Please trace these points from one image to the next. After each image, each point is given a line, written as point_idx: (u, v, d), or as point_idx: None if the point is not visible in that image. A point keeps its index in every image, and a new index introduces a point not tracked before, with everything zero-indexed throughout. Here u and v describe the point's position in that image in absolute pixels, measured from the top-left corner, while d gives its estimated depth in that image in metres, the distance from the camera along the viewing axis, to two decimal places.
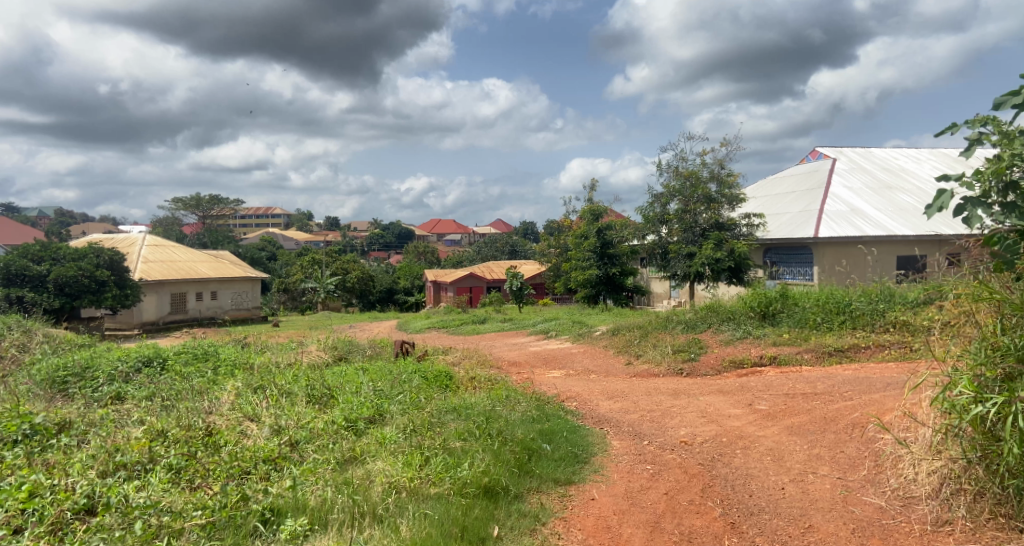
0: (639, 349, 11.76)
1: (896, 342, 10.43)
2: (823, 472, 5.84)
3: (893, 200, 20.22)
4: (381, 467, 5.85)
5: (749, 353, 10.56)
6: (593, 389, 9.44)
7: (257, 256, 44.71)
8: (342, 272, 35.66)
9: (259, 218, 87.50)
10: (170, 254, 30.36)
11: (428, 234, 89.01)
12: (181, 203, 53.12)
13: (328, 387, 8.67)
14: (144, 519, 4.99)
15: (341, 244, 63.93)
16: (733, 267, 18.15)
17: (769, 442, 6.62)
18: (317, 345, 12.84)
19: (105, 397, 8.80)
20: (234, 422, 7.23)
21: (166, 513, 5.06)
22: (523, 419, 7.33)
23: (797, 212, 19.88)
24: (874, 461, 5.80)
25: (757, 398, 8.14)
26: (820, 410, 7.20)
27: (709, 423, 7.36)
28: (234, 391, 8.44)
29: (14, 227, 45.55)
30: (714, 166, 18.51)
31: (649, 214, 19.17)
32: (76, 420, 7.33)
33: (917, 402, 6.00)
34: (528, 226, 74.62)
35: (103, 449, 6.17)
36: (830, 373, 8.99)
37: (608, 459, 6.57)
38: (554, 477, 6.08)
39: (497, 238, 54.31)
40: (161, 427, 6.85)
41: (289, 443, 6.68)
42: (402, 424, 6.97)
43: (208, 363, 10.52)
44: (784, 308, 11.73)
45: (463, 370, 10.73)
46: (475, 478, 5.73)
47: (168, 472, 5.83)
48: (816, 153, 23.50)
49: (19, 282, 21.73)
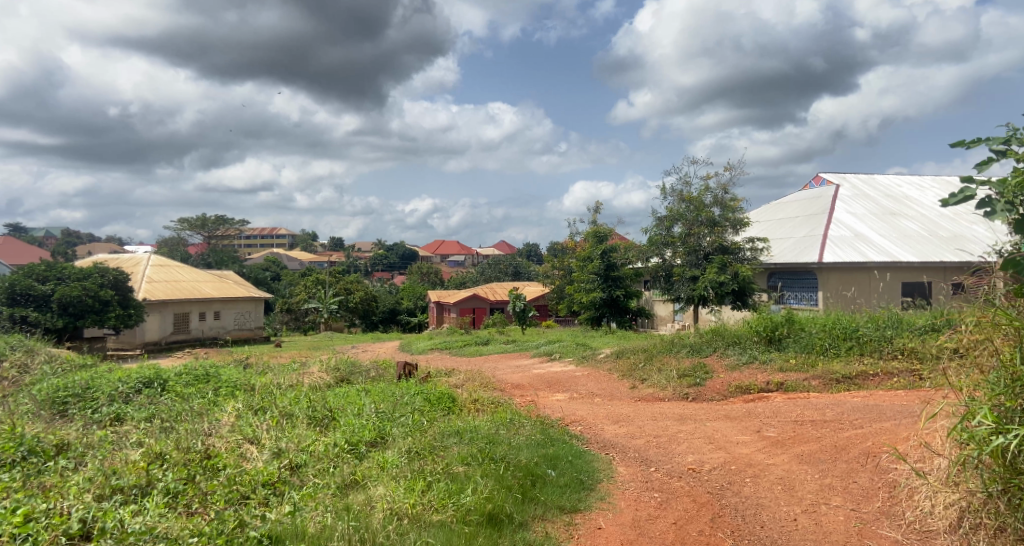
0: (643, 373, 11.63)
1: (904, 370, 10.29)
2: (836, 503, 5.70)
3: (898, 226, 20.15)
4: (382, 492, 5.71)
5: (755, 379, 10.42)
6: (598, 413, 9.31)
7: (260, 276, 44.71)
8: (345, 293, 35.59)
9: (264, 238, 87.69)
10: (174, 274, 30.37)
11: (432, 255, 89.13)
12: (186, 223, 53.28)
13: (330, 409, 8.57)
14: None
15: (345, 264, 63.97)
16: (738, 291, 18.05)
17: (779, 470, 6.48)
18: (319, 366, 12.74)
19: (105, 418, 8.71)
20: (234, 444, 7.12)
21: (162, 540, 4.95)
22: (528, 443, 7.21)
23: (801, 237, 19.81)
24: (888, 493, 5.67)
25: (764, 425, 7.99)
26: (830, 438, 7.06)
27: (717, 450, 7.22)
28: (234, 412, 8.34)
29: (20, 246, 45.66)
30: (717, 191, 18.48)
31: (652, 237, 19.13)
32: (75, 442, 7.24)
33: (932, 431, 5.87)
34: (532, 248, 74.63)
35: (100, 473, 6.06)
36: (838, 400, 8.85)
37: (614, 486, 6.44)
38: (559, 505, 5.94)
39: (501, 260, 54.27)
40: (159, 449, 6.75)
41: (289, 467, 6.56)
42: (404, 448, 6.85)
43: (209, 383, 10.42)
44: (791, 333, 11.60)
45: (466, 392, 10.61)
46: (478, 505, 5.60)
47: (165, 498, 5.72)
48: (820, 178, 23.47)
49: (23, 302, 21.73)
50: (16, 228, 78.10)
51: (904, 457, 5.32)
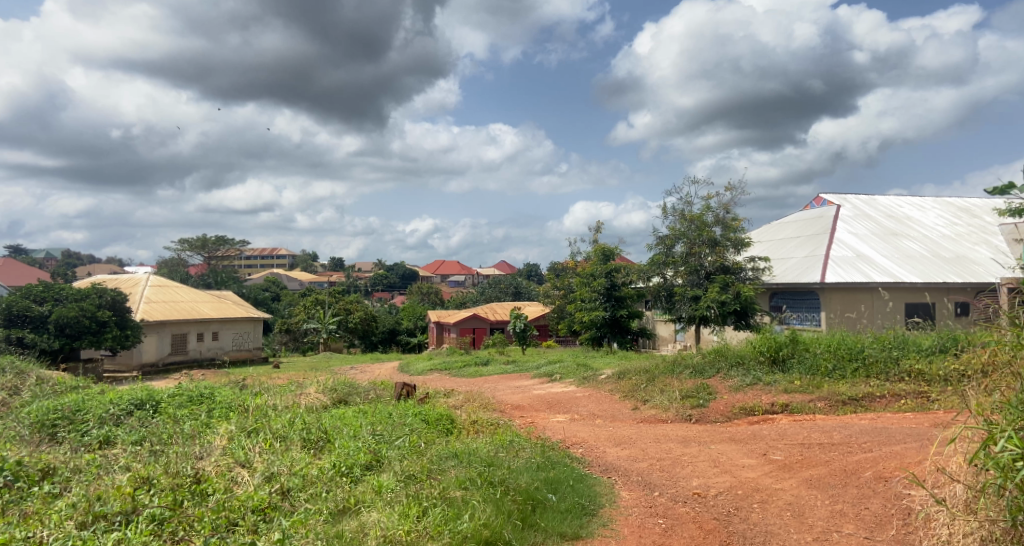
0: (645, 394, 11.42)
1: (912, 392, 10.10)
2: (848, 530, 5.51)
3: (900, 246, 20.03)
4: (376, 519, 5.49)
5: (759, 401, 10.21)
6: (600, 435, 9.11)
7: (260, 296, 44.55)
8: (344, 313, 35.36)
9: (264, 258, 87.65)
10: (172, 295, 30.20)
11: (432, 275, 88.99)
12: (187, 244, 53.24)
13: (325, 431, 8.36)
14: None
15: (345, 284, 63.80)
16: (740, 311, 17.88)
17: (788, 496, 6.27)
18: (316, 387, 12.53)
19: (93, 442, 8.49)
20: (224, 467, 6.93)
21: None
22: (527, 466, 6.99)
23: (803, 257, 19.68)
24: (903, 520, 5.48)
25: (770, 448, 7.79)
26: (839, 461, 6.86)
27: (723, 474, 7.01)
28: (227, 435, 8.15)
29: (19, 267, 45.52)
30: (718, 210, 18.37)
31: (653, 256, 19.00)
32: (61, 466, 7.04)
33: (948, 456, 5.67)
34: (532, 267, 74.55)
35: (84, 498, 5.88)
36: (845, 423, 8.64)
37: (617, 512, 6.23)
38: (559, 532, 5.74)
39: (501, 279, 54.08)
40: (147, 474, 6.55)
41: (280, 491, 6.36)
42: (400, 471, 6.64)
43: (202, 405, 10.21)
44: (795, 354, 11.38)
45: (465, 413, 10.39)
46: (475, 532, 5.39)
47: (150, 525, 5.52)
48: (820, 199, 23.38)
49: (21, 322, 21.56)
50: (17, 249, 77.99)
51: (919, 483, 5.12)
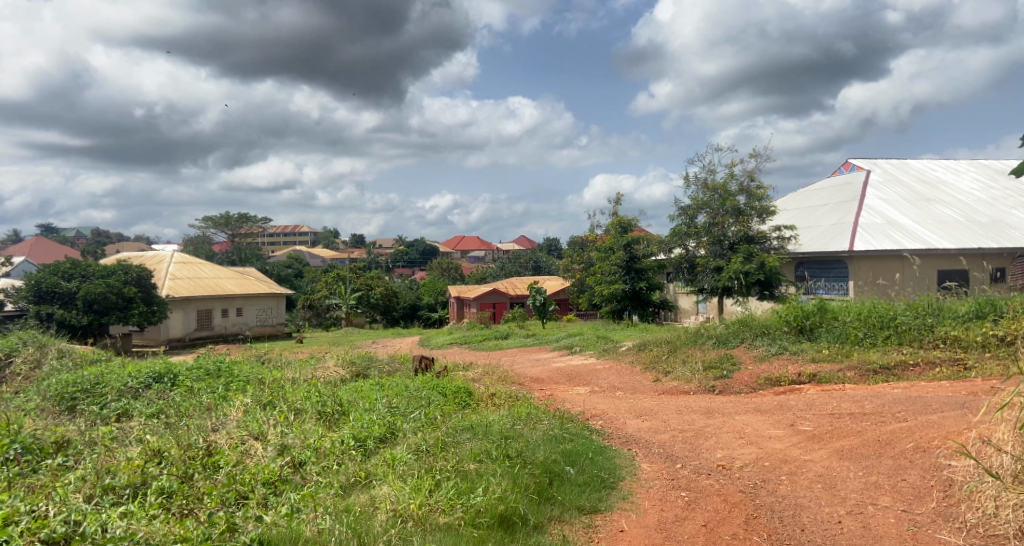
0: (667, 365, 11.16)
1: (948, 359, 9.73)
2: (884, 503, 5.21)
3: (932, 211, 19.45)
4: (386, 492, 5.28)
5: (786, 371, 9.89)
6: (620, 407, 8.85)
7: (283, 273, 44.73)
8: (365, 288, 35.33)
9: (286, 236, 88.29)
10: (196, 271, 30.30)
11: (452, 251, 88.99)
12: (211, 222, 53.51)
13: (340, 403, 8.19)
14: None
15: (366, 259, 63.95)
16: (764, 281, 17.47)
17: (818, 467, 5.98)
18: (335, 360, 12.41)
19: (111, 415, 8.37)
20: (238, 440, 6.77)
21: None
22: (545, 438, 6.76)
23: (830, 225, 19.16)
24: (944, 492, 5.19)
25: (799, 418, 7.48)
26: (872, 431, 6.55)
27: (749, 445, 6.73)
28: (243, 407, 8.02)
29: (49, 245, 46.06)
30: (743, 178, 17.89)
31: (674, 227, 18.60)
32: (75, 439, 6.92)
33: (996, 424, 5.41)
34: (552, 242, 74.34)
35: (93, 472, 5.68)
36: (877, 392, 8.33)
37: (637, 485, 5.98)
38: (577, 505, 5.51)
39: (521, 254, 53.92)
40: (158, 446, 6.40)
41: (292, 465, 6.18)
42: (413, 443, 6.44)
43: (220, 378, 10.07)
44: (823, 323, 11.03)
45: (483, 385, 10.19)
46: (490, 506, 5.15)
47: (159, 498, 5.31)
48: (849, 164, 22.76)
49: (50, 299, 21.72)
50: (48, 228, 79.08)
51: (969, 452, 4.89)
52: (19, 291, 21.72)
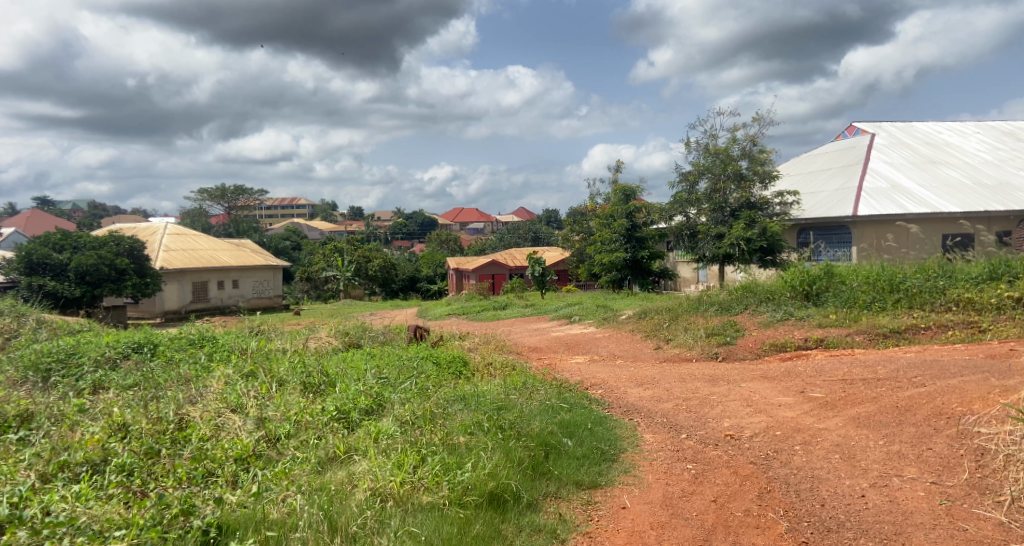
0: (668, 332, 10.73)
1: (961, 322, 9.29)
2: (911, 475, 4.80)
3: (938, 174, 18.92)
4: (366, 468, 4.85)
5: (792, 336, 9.47)
6: (620, 376, 8.44)
7: (280, 245, 44.21)
8: (363, 260, 34.64)
9: (284, 208, 87.73)
10: (191, 243, 29.77)
11: (451, 224, 88.45)
12: (207, 194, 52.86)
13: (327, 373, 7.77)
14: (57, 541, 3.92)
15: (365, 233, 63.35)
16: (766, 248, 17.01)
17: (835, 436, 5.57)
18: (327, 330, 11.96)
19: (85, 387, 7.89)
20: (213, 412, 6.32)
21: (84, 535, 3.98)
22: (541, 409, 6.32)
23: (834, 190, 18.64)
24: (975, 461, 4.78)
25: (808, 385, 7.06)
26: (889, 398, 6.13)
27: (757, 414, 6.31)
28: (223, 378, 7.59)
29: (44, 217, 45.47)
30: (746, 142, 17.32)
31: (675, 194, 18.12)
32: (39, 412, 6.44)
33: None
34: (552, 214, 73.80)
35: (48, 447, 5.24)
36: (889, 356, 7.95)
37: (640, 456, 5.58)
38: (575, 480, 5.10)
39: (521, 226, 53.32)
40: (124, 419, 5.95)
41: (268, 439, 5.74)
42: (400, 416, 6.00)
43: (203, 349, 9.67)
44: (830, 287, 10.61)
45: (479, 355, 9.79)
46: (478, 483, 4.73)
47: (118, 476, 4.88)
48: (853, 128, 22.21)
49: (41, 270, 21.18)
50: (45, 201, 78.50)
51: None
52: (9, 262, 21.17)
